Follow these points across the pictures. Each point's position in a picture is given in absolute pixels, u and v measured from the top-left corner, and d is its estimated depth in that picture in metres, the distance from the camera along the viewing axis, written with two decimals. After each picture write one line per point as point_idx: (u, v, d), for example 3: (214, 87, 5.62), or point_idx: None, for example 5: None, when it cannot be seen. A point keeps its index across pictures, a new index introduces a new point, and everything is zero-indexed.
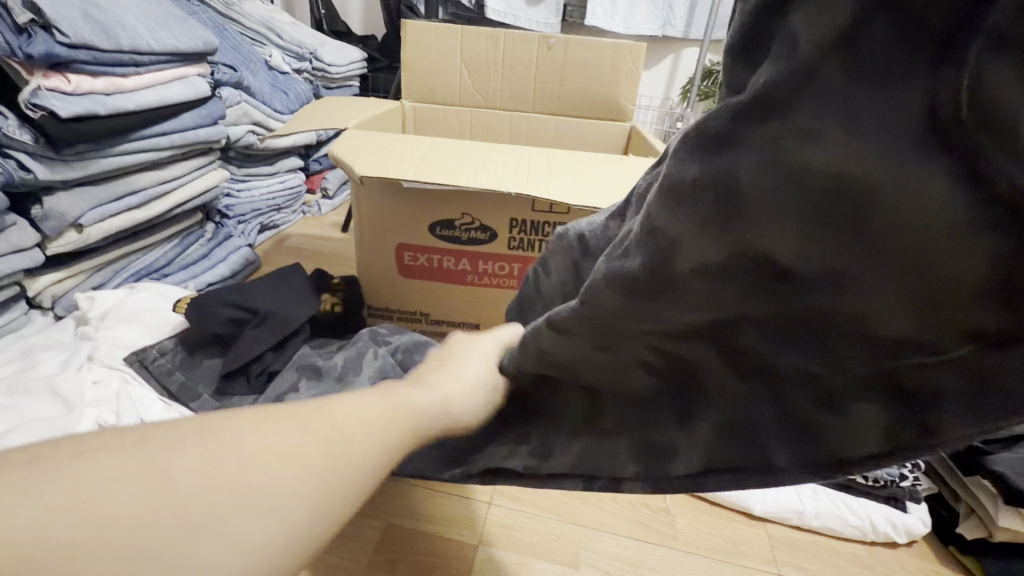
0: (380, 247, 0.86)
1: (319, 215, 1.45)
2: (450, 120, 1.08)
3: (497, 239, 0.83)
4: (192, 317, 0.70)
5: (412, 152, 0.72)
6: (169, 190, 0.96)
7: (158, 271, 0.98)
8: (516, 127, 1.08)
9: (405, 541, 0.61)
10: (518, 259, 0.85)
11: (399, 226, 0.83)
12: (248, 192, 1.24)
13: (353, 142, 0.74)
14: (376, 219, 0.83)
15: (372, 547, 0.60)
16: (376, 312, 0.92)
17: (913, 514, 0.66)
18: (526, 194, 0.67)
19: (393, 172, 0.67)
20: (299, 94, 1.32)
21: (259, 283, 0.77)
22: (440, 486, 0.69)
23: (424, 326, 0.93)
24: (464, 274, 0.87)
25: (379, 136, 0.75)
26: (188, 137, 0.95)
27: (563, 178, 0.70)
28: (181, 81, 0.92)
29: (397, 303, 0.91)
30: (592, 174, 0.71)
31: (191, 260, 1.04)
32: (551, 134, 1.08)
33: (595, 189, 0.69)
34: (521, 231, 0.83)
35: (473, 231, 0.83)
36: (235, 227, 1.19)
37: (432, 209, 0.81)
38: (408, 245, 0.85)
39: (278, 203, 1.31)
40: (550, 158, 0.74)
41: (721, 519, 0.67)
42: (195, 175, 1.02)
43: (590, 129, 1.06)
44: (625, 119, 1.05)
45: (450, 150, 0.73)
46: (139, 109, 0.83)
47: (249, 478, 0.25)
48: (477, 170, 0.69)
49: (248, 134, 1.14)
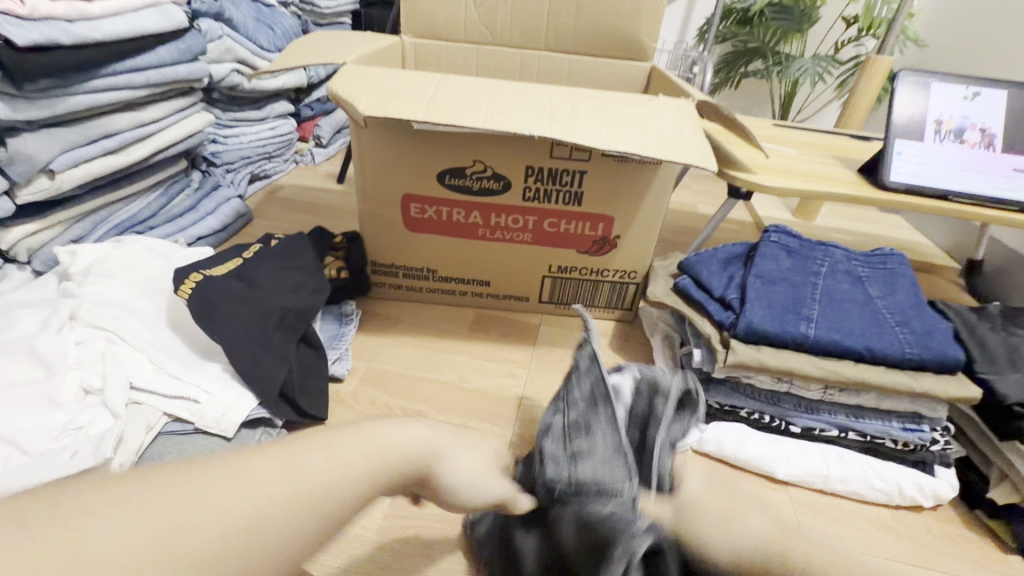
0: (383, 197, 0.79)
1: (314, 166, 1.37)
2: (455, 58, 0.98)
3: (511, 189, 0.77)
4: (193, 301, 0.63)
5: (419, 89, 0.64)
6: (148, 134, 0.88)
7: (142, 223, 0.92)
8: (526, 67, 0.99)
9: (417, 507, 0.59)
10: (533, 211, 0.79)
11: (404, 174, 0.76)
12: (235, 138, 1.15)
13: (353, 77, 0.66)
14: (379, 166, 0.76)
15: (382, 514, 0.58)
16: (380, 268, 0.86)
17: (941, 478, 0.64)
18: (549, 137, 0.60)
19: (400, 111, 0.60)
20: (286, 30, 1.21)
21: (257, 255, 0.72)
22: None
23: (430, 283, 0.88)
24: (474, 228, 0.81)
25: (381, 71, 0.67)
26: (166, 75, 0.86)
27: (588, 119, 0.63)
28: (154, 9, 0.82)
29: (401, 259, 0.85)
30: (620, 116, 0.64)
31: (178, 212, 0.97)
32: (564, 75, 0.99)
33: (624, 132, 0.62)
34: (537, 180, 0.76)
35: (485, 180, 0.76)
36: (223, 176, 1.11)
37: (441, 154, 0.74)
38: (415, 195, 0.78)
39: (269, 150, 1.22)
40: (572, 97, 0.67)
41: (742, 483, 0.65)
42: (176, 118, 0.94)
43: (607, 70, 0.98)
44: (646, 59, 0.97)
45: (461, 88, 0.66)
46: (107, 39, 0.74)
47: (225, 506, 0.29)
48: (493, 110, 0.62)
49: (232, 73, 1.05)
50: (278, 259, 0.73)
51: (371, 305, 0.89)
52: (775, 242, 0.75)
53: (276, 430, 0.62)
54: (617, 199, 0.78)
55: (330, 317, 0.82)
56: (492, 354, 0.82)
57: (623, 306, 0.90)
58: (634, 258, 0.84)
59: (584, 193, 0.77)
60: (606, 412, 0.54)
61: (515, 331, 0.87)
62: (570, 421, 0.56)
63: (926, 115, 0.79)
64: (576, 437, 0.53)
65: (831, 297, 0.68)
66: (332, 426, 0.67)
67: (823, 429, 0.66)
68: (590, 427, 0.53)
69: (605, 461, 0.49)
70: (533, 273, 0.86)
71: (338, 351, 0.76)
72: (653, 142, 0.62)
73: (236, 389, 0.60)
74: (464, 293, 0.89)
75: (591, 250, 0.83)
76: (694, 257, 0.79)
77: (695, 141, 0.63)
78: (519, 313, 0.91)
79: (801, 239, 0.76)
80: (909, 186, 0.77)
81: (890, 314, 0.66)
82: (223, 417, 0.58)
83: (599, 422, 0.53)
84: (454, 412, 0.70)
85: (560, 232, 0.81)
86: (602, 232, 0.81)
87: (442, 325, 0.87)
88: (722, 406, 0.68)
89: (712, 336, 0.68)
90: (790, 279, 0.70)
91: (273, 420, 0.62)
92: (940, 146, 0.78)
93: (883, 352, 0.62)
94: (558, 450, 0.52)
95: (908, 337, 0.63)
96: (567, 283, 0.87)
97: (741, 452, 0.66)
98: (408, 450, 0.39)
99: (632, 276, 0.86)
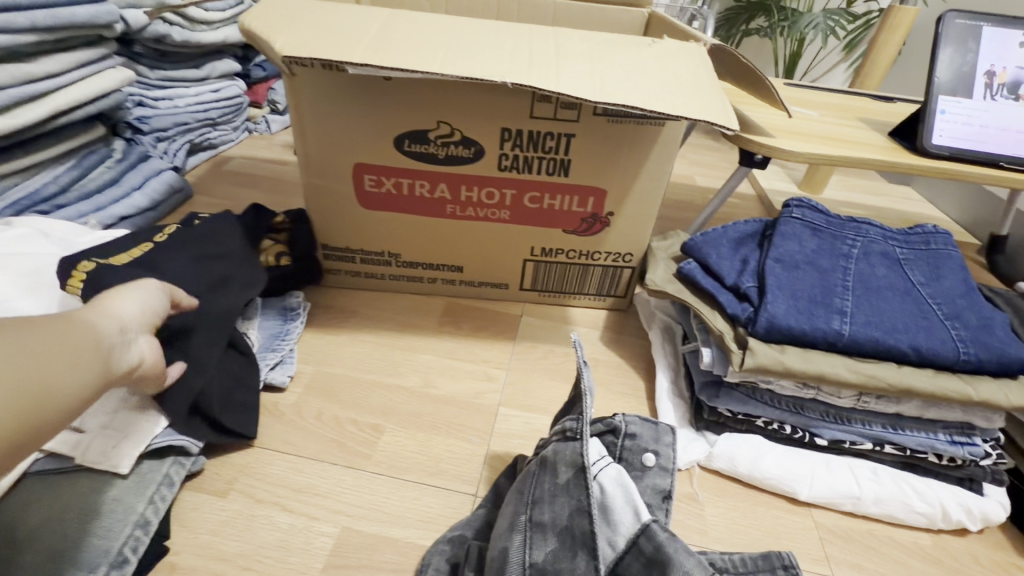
0: (329, 168, 0.65)
1: (268, 135, 1.21)
2: (419, 3, 0.83)
3: (484, 156, 0.64)
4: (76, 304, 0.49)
5: (361, 25, 0.50)
6: (42, 92, 0.72)
7: (46, 200, 0.77)
8: (502, 15, 0.84)
9: (367, 552, 0.47)
10: (510, 183, 0.66)
11: (352, 138, 0.63)
12: (168, 102, 0.99)
13: (276, 10, 0.51)
14: (322, 129, 0.62)
15: (322, 562, 0.46)
16: (333, 253, 0.73)
17: (990, 497, 0.54)
18: (525, 86, 0.47)
19: (331, 51, 0.46)
20: None
21: (167, 239, 0.58)
22: (412, 473, 0.54)
23: (392, 270, 0.75)
24: (441, 204, 0.68)
25: (313, 4, 0.53)
26: (60, 16, 0.70)
27: (575, 64, 0.50)
28: None
29: (357, 242, 0.72)
30: (616, 61, 0.51)
31: (93, 187, 0.82)
32: (547, 24, 0.85)
33: (621, 81, 0.49)
34: (515, 146, 0.63)
35: (452, 145, 0.63)
36: (155, 146, 0.96)
37: (397, 114, 0.61)
38: (368, 165, 0.65)
39: (212, 116, 1.07)
40: (555, 39, 0.53)
41: (760, 506, 0.55)
42: (82, 73, 0.78)
43: (597, 17, 0.83)
44: (643, 4, 0.83)
45: (414, 25, 0.52)
46: None
47: None
48: (454, 51, 0.49)
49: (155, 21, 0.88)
50: (194, 245, 0.59)
51: (324, 295, 0.76)
52: (797, 219, 0.64)
53: (191, 460, 0.50)
54: (610, 168, 0.65)
55: (272, 312, 0.69)
56: (465, 352, 0.70)
57: (616, 294, 0.78)
58: (630, 239, 0.72)
59: (571, 161, 0.65)
60: (583, 505, 0.37)
61: (492, 324, 0.75)
62: (534, 476, 0.42)
63: (975, 65, 0.66)
64: (539, 517, 0.39)
65: (865, 284, 0.57)
66: (266, 448, 0.55)
67: (854, 441, 0.55)
68: (553, 505, 0.38)
69: (561, 574, 0.35)
70: (512, 257, 0.74)
71: (279, 354, 0.63)
72: (658, 93, 0.49)
73: (132, 413, 0.48)
74: (433, 281, 0.77)
75: (579, 229, 0.71)
76: (699, 237, 0.67)
77: (709, 92, 0.50)
78: (497, 303, 0.79)
79: (827, 215, 0.65)
80: (953, 151, 0.65)
81: (937, 305, 0.55)
82: (112, 451, 0.46)
83: (571, 519, 0.37)
84: (417, 426, 0.59)
85: (543, 209, 0.68)
86: (593, 208, 0.69)
87: (406, 318, 0.74)
88: (735, 414, 0.58)
89: (724, 332, 0.56)
90: (816, 263, 0.59)
91: (189, 448, 0.49)
92: (990, 103, 0.66)
93: (932, 352, 0.51)
94: (515, 516, 0.40)
95: (961, 334, 0.53)
96: (551, 269, 0.75)
97: (758, 471, 0.55)
98: (106, 329, 0.34)
99: (627, 259, 0.74)
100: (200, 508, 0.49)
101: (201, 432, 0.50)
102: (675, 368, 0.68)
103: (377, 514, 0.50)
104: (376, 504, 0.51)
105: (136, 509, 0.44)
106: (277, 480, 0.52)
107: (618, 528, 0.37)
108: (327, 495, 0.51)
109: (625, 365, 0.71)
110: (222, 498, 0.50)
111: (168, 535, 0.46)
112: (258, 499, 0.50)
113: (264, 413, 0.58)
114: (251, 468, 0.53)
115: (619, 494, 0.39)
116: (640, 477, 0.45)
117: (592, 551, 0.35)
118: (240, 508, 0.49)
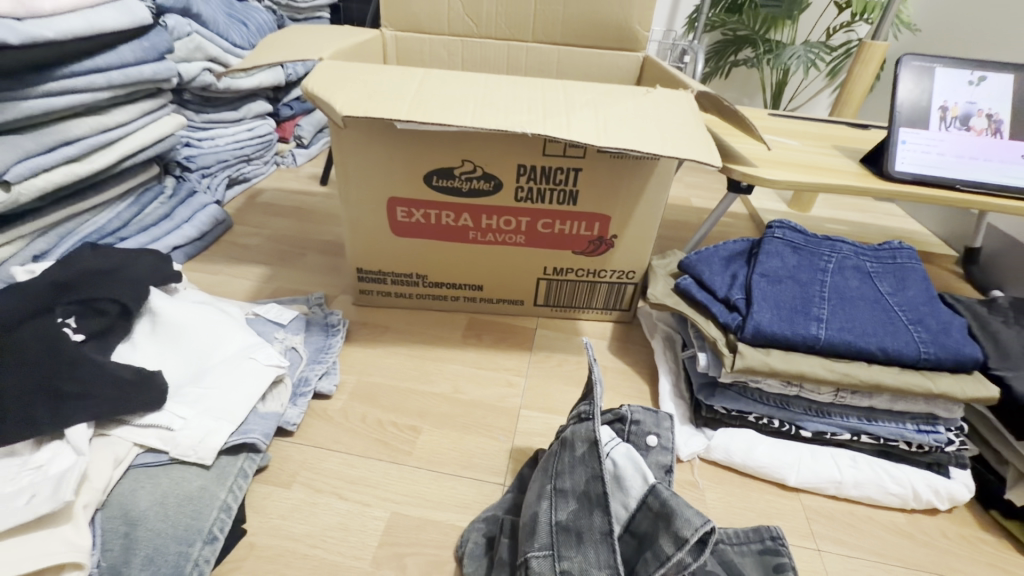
0: (366, 201, 0.75)
1: (295, 167, 1.31)
2: (439, 52, 0.94)
3: (502, 189, 0.73)
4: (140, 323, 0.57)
5: (403, 85, 0.60)
6: (112, 140, 0.82)
7: (112, 234, 0.86)
8: (513, 61, 0.95)
9: (414, 532, 0.55)
10: (525, 211, 0.75)
11: (388, 176, 0.72)
12: (210, 141, 1.09)
13: (331, 74, 0.61)
14: (363, 170, 0.72)
15: (376, 541, 0.54)
16: (368, 275, 0.82)
17: (957, 480, 0.62)
18: (542, 134, 0.56)
19: (381, 109, 0.56)
20: (261, 26, 1.16)
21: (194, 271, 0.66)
22: (448, 467, 0.62)
23: (420, 289, 0.84)
24: (465, 231, 0.77)
25: (360, 67, 0.63)
26: (131, 75, 0.80)
27: (583, 114, 0.59)
28: (113, 4, 0.77)
29: (389, 265, 0.81)
30: (617, 109, 0.61)
31: (151, 221, 0.91)
32: (554, 68, 0.95)
33: (622, 127, 0.58)
34: (530, 179, 0.72)
35: (475, 180, 0.72)
36: (199, 182, 1.06)
37: (428, 155, 0.70)
38: (401, 199, 0.74)
39: (247, 153, 1.17)
40: (565, 91, 0.63)
41: (754, 491, 0.62)
42: (143, 121, 0.88)
43: (598, 61, 0.94)
44: (638, 49, 0.93)
45: (445, 83, 0.61)
46: (61, 38, 0.69)
47: None
48: (481, 106, 0.58)
49: (205, 72, 1.00)
50: None
51: (358, 314, 0.85)
52: (779, 238, 0.72)
53: (261, 456, 0.57)
54: (613, 197, 0.75)
55: (316, 329, 0.77)
56: (488, 361, 0.79)
57: (621, 307, 0.87)
58: (633, 258, 0.80)
59: (579, 191, 0.74)
60: (597, 472, 0.45)
61: (510, 337, 0.83)
62: (556, 454, 0.49)
63: (931, 101, 0.76)
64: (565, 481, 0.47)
65: (840, 295, 0.66)
66: (320, 447, 0.63)
67: (834, 432, 0.63)
68: (573, 474, 0.47)
69: (581, 529, 0.43)
70: (527, 276, 0.83)
71: (325, 365, 0.72)
72: (653, 136, 0.58)
73: (213, 413, 0.56)
74: (456, 298, 0.85)
75: (587, 250, 0.79)
76: (694, 255, 0.75)
77: (697, 135, 0.59)
78: (513, 317, 0.88)
79: (805, 234, 0.73)
80: (915, 176, 0.74)
81: (901, 311, 0.63)
82: (200, 444, 0.53)
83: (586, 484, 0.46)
84: (449, 426, 0.67)
85: (555, 233, 0.77)
86: (598, 232, 0.78)
87: (433, 332, 0.83)
88: (730, 411, 0.65)
89: (717, 338, 0.65)
90: (796, 277, 0.68)
91: (258, 446, 0.57)
92: (945, 134, 0.75)
93: (897, 352, 0.60)
94: (542, 487, 0.48)
95: (923, 336, 0.61)
96: (562, 286, 0.84)
97: (751, 460, 0.63)
98: None
99: (631, 276, 0.83)
100: (270, 497, 0.57)
101: (269, 430, 0.58)
102: (677, 372, 0.76)
103: (421, 500, 0.58)
104: (419, 492, 0.59)
105: (221, 495, 0.52)
106: (332, 473, 0.60)
107: (630, 491, 0.46)
108: (376, 486, 0.59)
109: (631, 371, 0.79)
110: (287, 489, 0.58)
111: (245, 520, 0.54)
112: (317, 489, 0.58)
113: (315, 418, 0.66)
114: (309, 463, 0.61)
115: (628, 465, 0.48)
116: (645, 455, 0.53)
117: (606, 509, 0.43)
118: (303, 497, 0.57)
